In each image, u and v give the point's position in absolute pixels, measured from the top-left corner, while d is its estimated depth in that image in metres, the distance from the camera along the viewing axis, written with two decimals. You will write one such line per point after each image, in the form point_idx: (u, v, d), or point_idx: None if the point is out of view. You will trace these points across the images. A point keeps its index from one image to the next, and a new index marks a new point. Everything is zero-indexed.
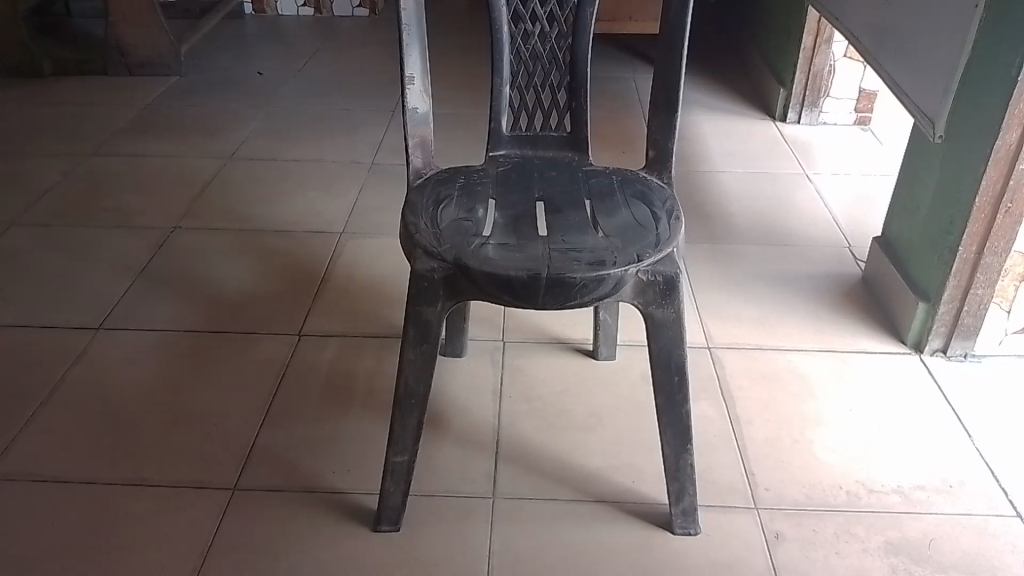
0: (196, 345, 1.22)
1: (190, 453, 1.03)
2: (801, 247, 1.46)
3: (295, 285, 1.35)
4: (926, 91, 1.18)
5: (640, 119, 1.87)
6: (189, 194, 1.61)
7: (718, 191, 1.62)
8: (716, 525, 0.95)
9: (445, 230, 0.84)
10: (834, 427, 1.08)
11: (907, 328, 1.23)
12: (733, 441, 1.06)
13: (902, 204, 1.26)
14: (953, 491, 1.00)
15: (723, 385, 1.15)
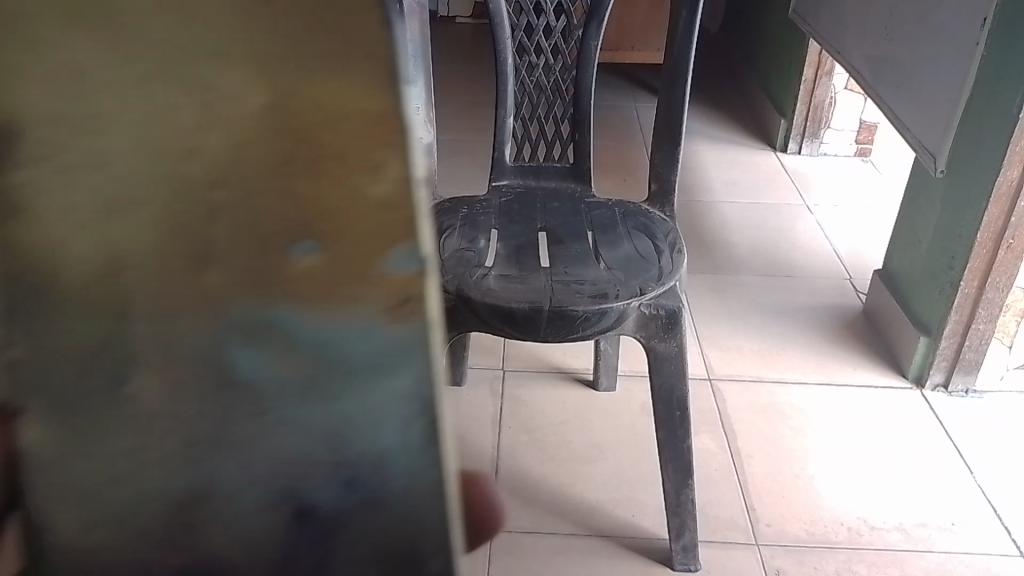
0: None
1: None
2: (802, 279, 1.46)
3: None
4: (928, 126, 1.18)
5: (642, 147, 1.88)
6: None
7: (719, 222, 1.62)
8: (717, 562, 0.94)
9: (448, 260, 0.84)
10: (836, 462, 1.07)
11: (908, 361, 1.22)
12: (734, 476, 1.05)
13: (903, 239, 1.27)
14: (956, 530, 0.99)
15: (725, 418, 1.14)
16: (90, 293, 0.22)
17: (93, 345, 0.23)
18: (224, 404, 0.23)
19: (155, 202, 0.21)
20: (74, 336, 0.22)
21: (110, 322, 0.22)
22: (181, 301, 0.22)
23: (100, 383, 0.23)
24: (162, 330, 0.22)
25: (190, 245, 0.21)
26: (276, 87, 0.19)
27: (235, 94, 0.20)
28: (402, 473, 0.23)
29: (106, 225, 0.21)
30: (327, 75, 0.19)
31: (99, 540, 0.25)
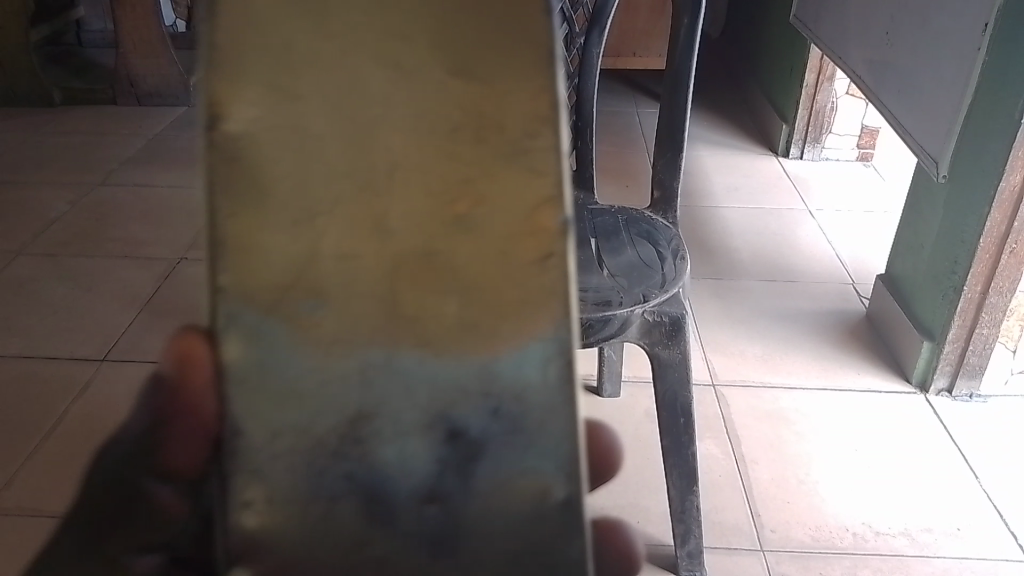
0: None
1: None
2: (805, 284, 1.46)
3: None
4: (930, 131, 1.18)
5: (645, 153, 1.88)
6: (197, 224, 1.62)
7: (721, 227, 1.63)
8: (721, 568, 0.94)
9: None
10: (841, 468, 1.07)
11: (911, 366, 1.23)
12: (738, 481, 1.05)
13: (906, 244, 1.27)
14: (961, 534, 0.99)
15: (729, 423, 1.14)
16: (346, 287, 0.22)
17: (225, 214, 0.21)
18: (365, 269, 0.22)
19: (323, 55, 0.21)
20: (331, 322, 0.22)
21: (333, 314, 0.22)
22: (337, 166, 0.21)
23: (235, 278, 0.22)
24: (385, 312, 0.22)
25: (437, 275, 0.22)
26: (474, 155, 0.21)
27: (471, 158, 0.21)
28: (538, 418, 0.23)
29: (361, 243, 0.21)
30: None
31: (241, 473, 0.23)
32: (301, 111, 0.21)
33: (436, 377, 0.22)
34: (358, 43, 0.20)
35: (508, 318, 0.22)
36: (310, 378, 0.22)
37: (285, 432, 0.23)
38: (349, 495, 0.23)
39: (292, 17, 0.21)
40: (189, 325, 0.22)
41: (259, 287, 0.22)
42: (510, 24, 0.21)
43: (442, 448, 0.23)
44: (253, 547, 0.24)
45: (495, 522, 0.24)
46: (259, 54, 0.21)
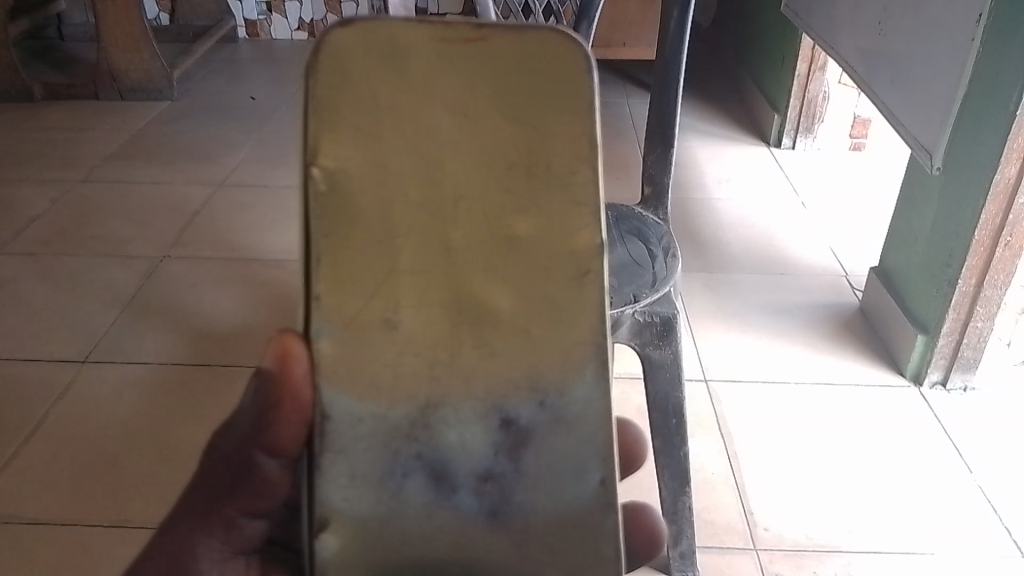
0: (183, 378, 1.20)
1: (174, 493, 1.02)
2: (797, 277, 1.44)
3: (286, 315, 1.34)
4: (923, 123, 1.17)
5: (635, 145, 1.85)
6: (181, 221, 1.59)
7: (713, 219, 1.61)
8: (714, 567, 0.93)
9: None
10: (834, 463, 1.06)
11: (906, 360, 1.21)
12: (731, 479, 1.04)
13: (899, 237, 1.25)
14: (956, 530, 0.98)
15: (721, 419, 1.13)
16: (411, 303, 0.36)
17: (372, 290, 0.36)
18: (463, 319, 0.36)
19: (448, 192, 0.36)
20: (411, 322, 0.36)
21: (425, 309, 0.36)
22: (450, 253, 0.36)
23: (377, 324, 0.36)
24: (453, 317, 0.36)
25: (489, 284, 0.36)
26: (542, 196, 0.36)
27: (522, 200, 0.36)
28: (577, 412, 0.37)
29: (433, 260, 0.36)
30: (550, 87, 0.35)
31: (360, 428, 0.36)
32: (424, 218, 0.36)
33: (481, 354, 0.37)
34: (460, 130, 0.35)
35: (558, 351, 0.37)
36: (410, 351, 0.36)
37: (365, 419, 0.36)
38: (426, 436, 0.37)
39: (406, 94, 0.35)
40: (351, 340, 0.36)
41: (374, 295, 0.36)
42: (563, 83, 0.36)
43: (498, 432, 0.37)
44: (338, 469, 0.37)
45: (547, 467, 0.38)
46: (363, 160, 0.35)
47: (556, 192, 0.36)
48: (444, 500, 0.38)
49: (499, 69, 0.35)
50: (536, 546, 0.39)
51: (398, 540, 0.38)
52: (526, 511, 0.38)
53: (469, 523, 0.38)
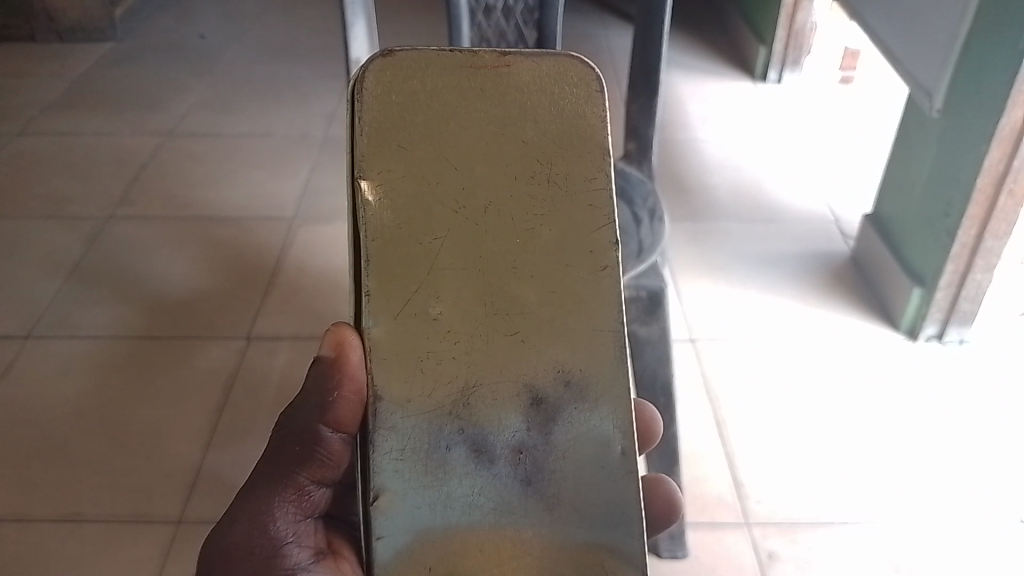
0: (133, 353, 1.11)
1: (128, 481, 0.95)
2: (786, 224, 1.38)
3: (244, 279, 1.25)
4: (923, 61, 1.09)
5: (613, 82, 1.75)
6: (127, 176, 1.49)
7: (696, 163, 1.53)
8: (705, 546, 0.88)
9: None
10: (829, 425, 1.01)
11: (900, 313, 1.16)
12: (720, 448, 0.99)
13: (897, 183, 1.19)
14: (956, 499, 0.94)
15: (709, 382, 1.07)
16: (453, 288, 0.54)
17: (422, 277, 0.54)
18: (493, 296, 0.55)
19: (477, 207, 0.55)
20: (446, 313, 0.54)
21: (459, 299, 0.54)
22: (482, 249, 0.55)
23: (424, 302, 0.54)
24: (485, 305, 0.54)
25: (515, 275, 0.55)
26: (558, 198, 0.56)
27: (539, 209, 0.56)
28: (598, 387, 0.54)
29: (465, 260, 0.55)
30: (554, 117, 0.57)
31: (413, 405, 0.52)
32: (463, 226, 0.55)
33: (512, 338, 0.54)
34: (486, 153, 0.56)
35: (572, 315, 0.55)
36: (448, 332, 0.54)
37: (413, 400, 0.53)
38: (467, 414, 0.53)
39: (444, 136, 0.55)
40: (401, 314, 0.53)
41: (422, 288, 0.54)
42: (561, 130, 0.57)
43: (531, 409, 0.54)
44: (396, 442, 0.52)
45: (574, 440, 0.53)
46: (410, 179, 0.55)
47: (559, 206, 0.56)
48: (484, 468, 0.52)
49: (514, 109, 0.57)
50: (563, 508, 0.52)
51: (447, 504, 0.51)
52: (554, 478, 0.53)
53: (505, 488, 0.52)
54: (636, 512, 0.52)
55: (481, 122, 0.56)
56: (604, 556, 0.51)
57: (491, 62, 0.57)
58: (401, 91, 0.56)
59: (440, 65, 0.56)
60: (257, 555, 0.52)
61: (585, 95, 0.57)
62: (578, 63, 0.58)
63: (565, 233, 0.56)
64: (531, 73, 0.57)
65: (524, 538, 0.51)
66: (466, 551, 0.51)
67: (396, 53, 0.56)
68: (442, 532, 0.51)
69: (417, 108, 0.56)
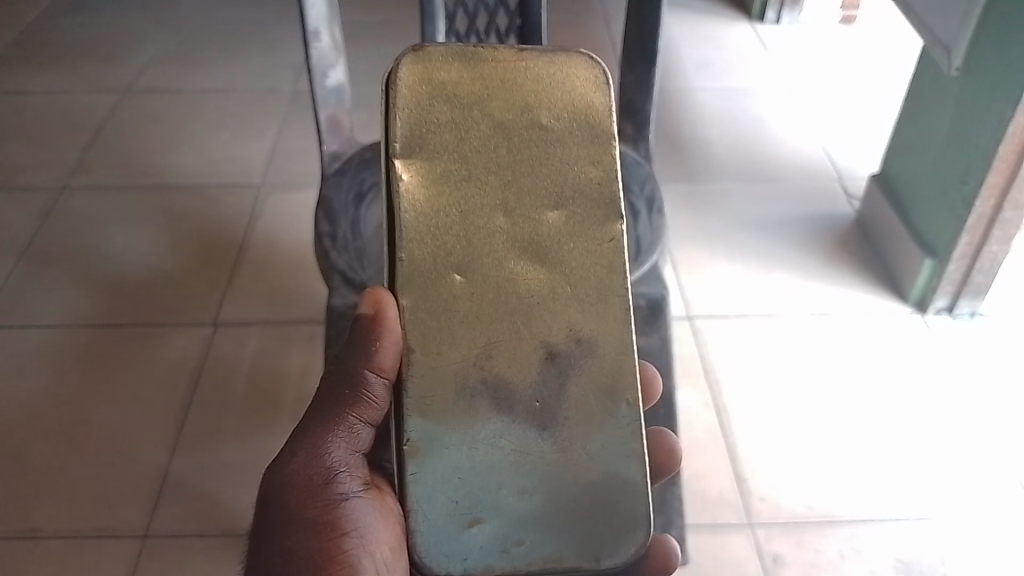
0: (91, 344, 1.04)
1: (89, 490, 0.88)
2: (787, 183, 1.30)
3: (210, 256, 1.16)
4: (943, 13, 0.99)
5: (601, 25, 1.64)
6: (81, 141, 1.38)
7: (692, 115, 1.44)
8: (706, 550, 0.83)
9: (370, 245, 0.68)
10: (836, 411, 0.96)
11: (908, 285, 1.09)
12: (721, 438, 0.93)
13: (907, 142, 1.11)
14: (971, 489, 0.89)
15: (710, 364, 1.01)
16: (476, 259, 0.53)
17: (448, 247, 0.53)
18: (514, 262, 0.53)
19: (499, 180, 0.54)
20: (470, 282, 0.53)
21: (482, 261, 0.53)
22: (502, 217, 0.54)
23: (449, 270, 0.53)
24: (507, 278, 0.53)
25: (536, 246, 0.54)
26: (571, 165, 0.55)
27: (555, 179, 0.55)
28: (606, 343, 0.54)
29: (488, 227, 0.54)
30: (570, 98, 0.56)
31: (441, 357, 0.52)
32: (486, 194, 0.54)
33: (528, 301, 0.53)
34: (508, 132, 0.55)
35: (584, 282, 0.54)
36: (471, 296, 0.53)
37: (442, 354, 0.52)
38: (490, 367, 0.52)
39: (470, 118, 0.55)
40: (430, 287, 0.53)
41: (448, 256, 0.53)
42: (577, 102, 0.56)
43: (547, 363, 0.53)
44: (424, 391, 0.52)
45: (586, 393, 0.53)
46: (438, 156, 0.54)
47: (572, 179, 0.55)
48: (505, 414, 0.52)
49: (534, 95, 0.56)
50: (577, 451, 0.52)
51: (472, 447, 0.51)
52: (569, 424, 0.52)
53: (525, 434, 0.52)
54: (640, 451, 0.52)
55: (503, 109, 0.55)
56: (609, 497, 0.52)
57: (508, 57, 0.57)
58: (431, 82, 0.55)
59: (464, 58, 0.56)
60: (311, 484, 0.52)
61: (593, 88, 0.57)
62: (587, 59, 0.57)
63: (579, 202, 0.55)
64: (544, 68, 0.57)
65: (541, 479, 0.51)
66: (489, 490, 0.51)
67: (426, 46, 0.56)
68: (466, 470, 0.51)
69: (445, 95, 0.55)
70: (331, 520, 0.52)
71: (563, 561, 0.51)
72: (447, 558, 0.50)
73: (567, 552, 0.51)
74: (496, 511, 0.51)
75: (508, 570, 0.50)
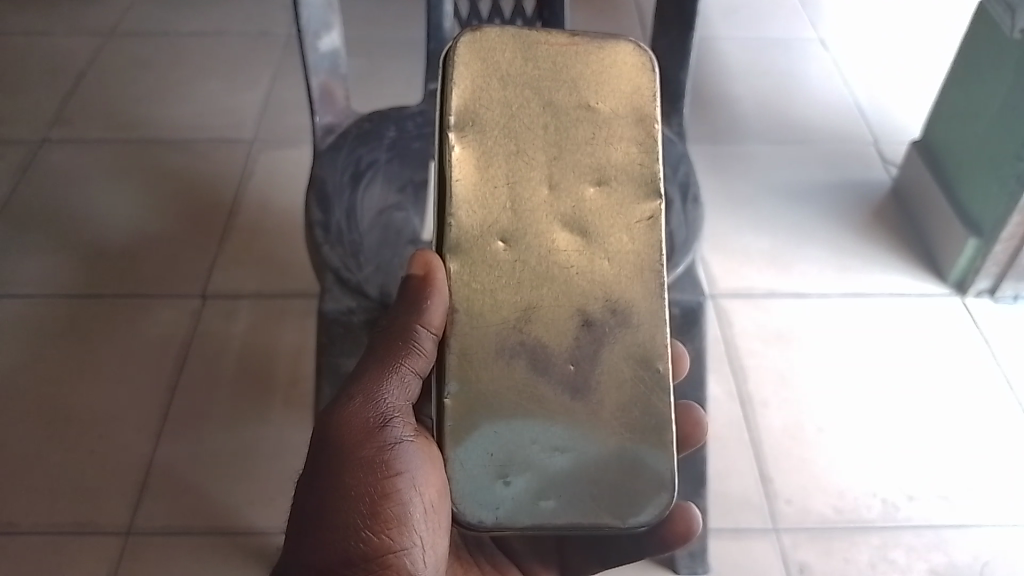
0: (72, 317, 0.97)
1: (69, 480, 0.83)
2: (819, 144, 1.21)
3: (198, 219, 1.09)
4: None
5: None
6: (62, 88, 1.29)
7: (718, 67, 1.34)
8: (729, 558, 0.78)
9: (367, 238, 0.61)
10: (868, 403, 0.89)
11: (948, 264, 1.02)
12: (746, 433, 0.87)
13: (956, 109, 1.01)
14: (1014, 493, 0.83)
15: (732, 350, 0.94)
16: (520, 227, 0.52)
17: (494, 216, 0.52)
18: (556, 233, 0.53)
19: (546, 153, 0.53)
20: (514, 252, 0.52)
21: (527, 229, 0.52)
22: (546, 187, 0.53)
23: (494, 238, 0.52)
24: (549, 249, 0.52)
25: (578, 216, 0.53)
26: (611, 144, 0.54)
27: (598, 153, 0.54)
28: (641, 314, 0.53)
29: (533, 195, 0.53)
30: (619, 82, 0.55)
31: (483, 318, 0.51)
32: (533, 164, 0.53)
33: (568, 270, 0.52)
34: (558, 110, 0.54)
35: (620, 256, 0.53)
36: (513, 264, 0.52)
37: (483, 315, 0.51)
38: (528, 330, 0.52)
39: (525, 95, 0.54)
40: (472, 255, 0.52)
41: (493, 222, 0.52)
42: (624, 84, 0.55)
43: (582, 329, 0.52)
44: (466, 348, 0.51)
45: (619, 360, 0.52)
46: (490, 129, 0.53)
47: (613, 155, 0.54)
48: (541, 376, 0.51)
49: (585, 78, 0.55)
50: (608, 417, 0.51)
51: (507, 406, 0.51)
52: (602, 389, 0.51)
53: (559, 395, 0.51)
54: (666, 418, 0.51)
55: (554, 90, 0.54)
56: (635, 463, 0.51)
57: (561, 40, 0.55)
58: (488, 60, 0.54)
59: (519, 38, 0.55)
60: (365, 427, 0.49)
61: (638, 75, 0.56)
62: (635, 48, 0.56)
63: (618, 178, 0.54)
64: (595, 54, 0.56)
65: (574, 439, 0.51)
66: (523, 449, 0.50)
67: (484, 27, 0.55)
68: (502, 425, 0.50)
69: (499, 74, 0.54)
70: (383, 461, 0.49)
71: (587, 517, 0.50)
72: (481, 508, 0.50)
73: (591, 508, 0.50)
74: (530, 464, 0.50)
75: (533, 522, 0.50)
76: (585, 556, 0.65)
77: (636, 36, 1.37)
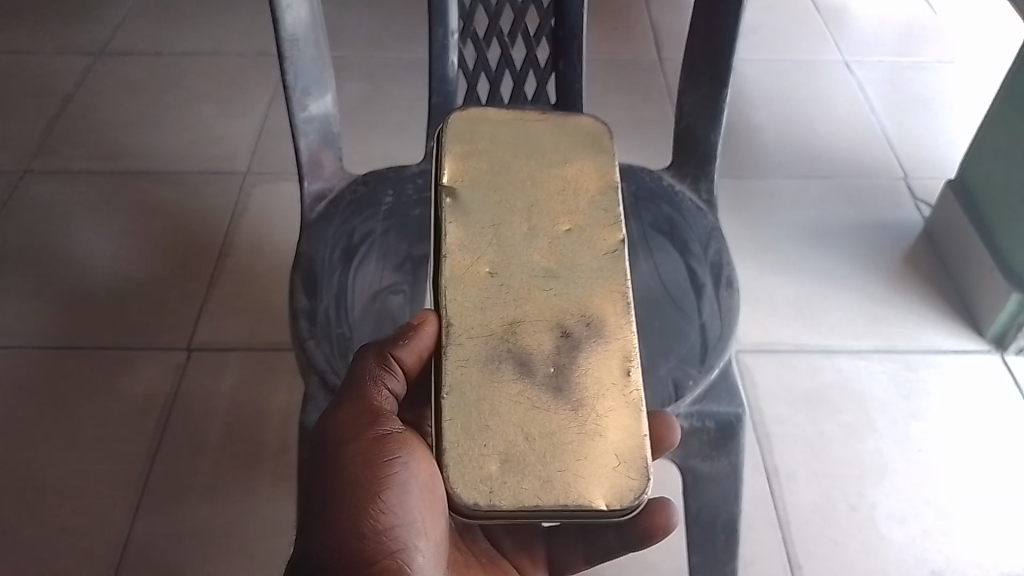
0: (49, 370, 0.91)
1: (40, 559, 0.76)
2: (846, 178, 1.14)
3: (186, 260, 1.02)
4: None
5: None
6: (47, 113, 1.22)
7: (739, 92, 1.27)
8: None
9: (358, 331, 0.54)
10: (902, 476, 0.83)
11: (987, 318, 0.94)
12: (772, 514, 0.80)
13: (994, 150, 0.94)
14: None
15: (757, 416, 0.87)
16: (504, 258, 0.49)
17: (479, 251, 0.49)
18: (535, 266, 0.49)
19: (523, 205, 0.52)
20: (501, 274, 0.49)
21: (511, 262, 0.49)
22: (523, 228, 0.51)
23: (480, 267, 0.49)
24: (531, 276, 0.49)
25: (556, 251, 0.50)
26: (581, 196, 0.53)
27: (566, 200, 0.52)
28: (614, 321, 0.48)
29: (514, 232, 0.50)
30: (587, 148, 0.55)
31: (469, 330, 0.46)
32: (513, 209, 0.51)
33: (549, 292, 0.48)
34: (533, 170, 0.54)
35: (597, 277, 0.49)
36: (500, 289, 0.48)
37: (472, 326, 0.46)
38: (515, 339, 0.46)
39: (502, 158, 0.54)
40: (458, 280, 0.48)
41: (481, 255, 0.49)
42: (593, 151, 0.55)
43: (561, 336, 0.47)
44: (457, 351, 0.46)
45: (603, 362, 0.46)
46: (474, 185, 0.52)
47: (583, 202, 0.52)
48: (526, 379, 0.45)
49: (555, 147, 0.55)
50: (591, 411, 0.45)
51: (491, 400, 0.44)
52: (588, 388, 0.45)
53: (542, 397, 0.45)
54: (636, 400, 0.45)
55: (529, 156, 0.54)
56: (629, 449, 0.44)
57: (532, 119, 0.56)
58: (472, 129, 0.55)
59: (497, 117, 0.56)
60: (356, 420, 0.46)
61: (603, 147, 0.56)
62: (596, 124, 0.57)
63: (586, 219, 0.52)
64: (559, 131, 0.56)
65: (558, 431, 0.44)
66: (512, 438, 0.43)
67: (470, 109, 0.57)
68: (483, 415, 0.44)
69: (482, 142, 0.54)
70: (377, 445, 0.45)
71: (576, 499, 0.42)
72: (474, 487, 0.42)
73: (587, 491, 0.42)
74: (513, 452, 0.43)
75: (519, 503, 0.42)
76: (572, 550, 0.59)
77: (651, 59, 1.29)
